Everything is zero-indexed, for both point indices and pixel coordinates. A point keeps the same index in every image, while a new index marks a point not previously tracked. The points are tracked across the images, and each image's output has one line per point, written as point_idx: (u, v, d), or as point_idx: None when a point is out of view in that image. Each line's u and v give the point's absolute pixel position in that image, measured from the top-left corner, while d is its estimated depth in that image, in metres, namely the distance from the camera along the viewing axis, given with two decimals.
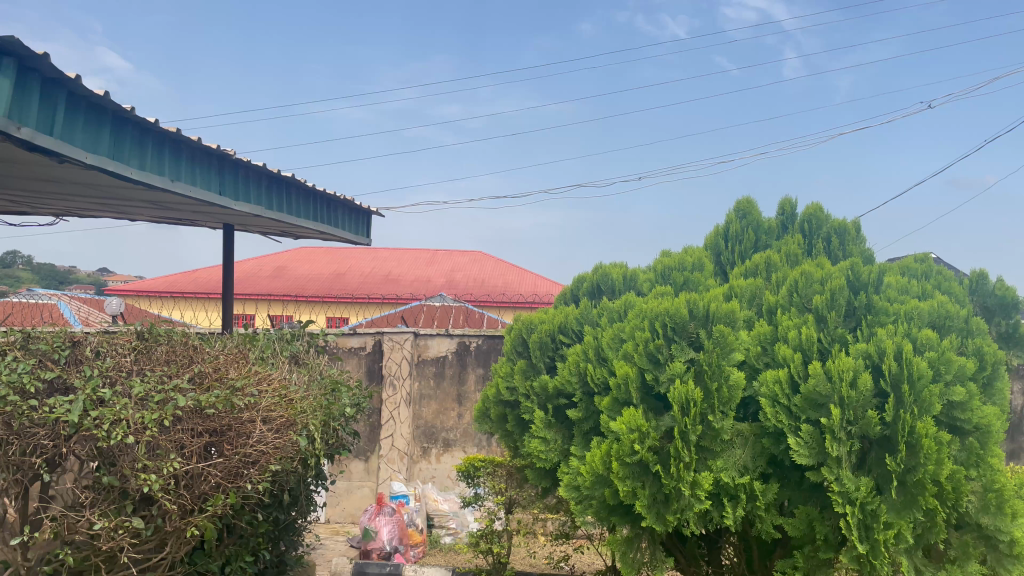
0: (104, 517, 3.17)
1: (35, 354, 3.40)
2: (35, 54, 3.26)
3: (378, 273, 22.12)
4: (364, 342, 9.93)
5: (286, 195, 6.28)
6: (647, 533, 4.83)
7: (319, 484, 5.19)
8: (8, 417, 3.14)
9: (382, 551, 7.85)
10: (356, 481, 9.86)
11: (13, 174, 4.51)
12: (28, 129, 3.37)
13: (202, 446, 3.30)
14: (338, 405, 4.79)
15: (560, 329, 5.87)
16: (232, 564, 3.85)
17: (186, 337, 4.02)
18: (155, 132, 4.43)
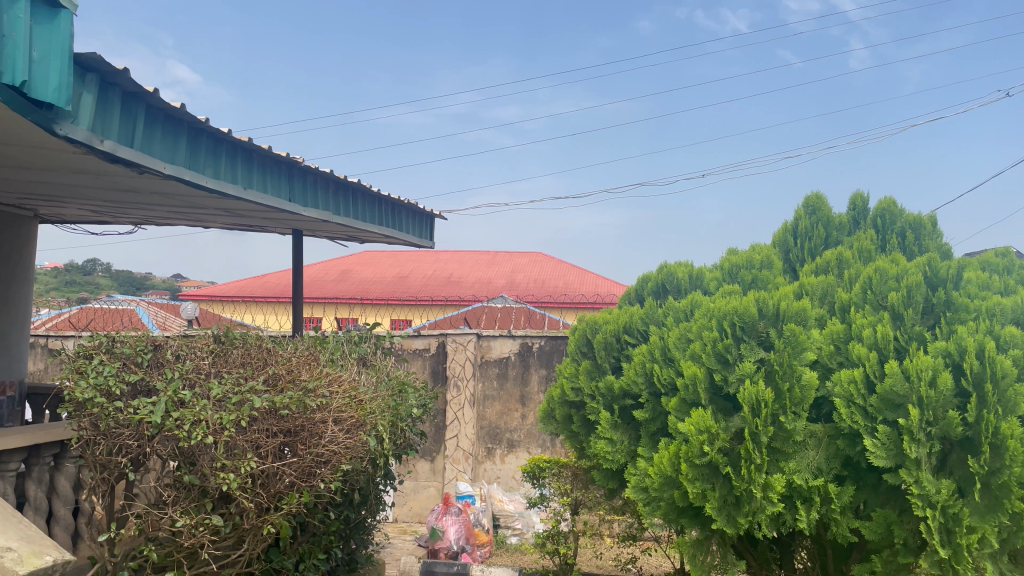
0: (185, 515, 3.28)
1: (120, 358, 3.55)
2: (117, 69, 3.40)
3: (440, 275, 22.34)
4: (428, 343, 10.03)
5: (353, 200, 6.40)
6: (717, 535, 4.77)
7: (388, 484, 5.27)
8: (95, 419, 3.34)
9: (449, 551, 7.93)
10: (422, 481, 9.97)
11: (95, 186, 4.71)
12: (111, 142, 3.52)
13: (277, 445, 3.38)
14: (406, 406, 4.86)
15: (625, 329, 5.82)
16: (306, 561, 3.94)
17: (261, 340, 4.17)
18: (228, 142, 4.57)
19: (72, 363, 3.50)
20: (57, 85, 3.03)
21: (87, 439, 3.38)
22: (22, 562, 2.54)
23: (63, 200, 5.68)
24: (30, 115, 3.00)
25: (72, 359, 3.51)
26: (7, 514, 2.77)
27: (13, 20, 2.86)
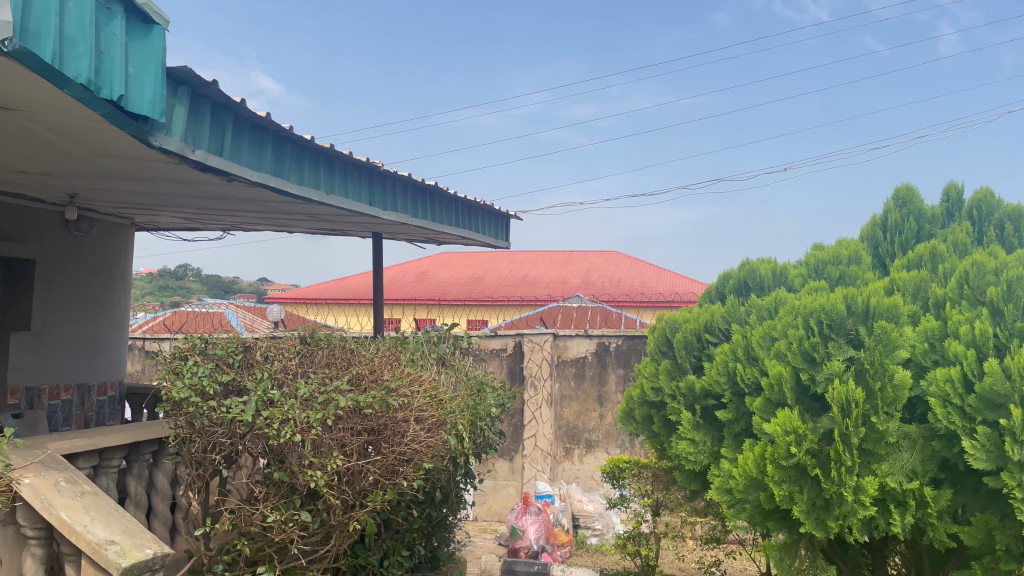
0: (276, 510, 3.38)
1: (213, 359, 3.71)
2: (207, 81, 3.54)
3: (516, 275, 22.43)
4: (505, 343, 10.07)
5: (430, 202, 6.49)
6: (806, 539, 4.64)
7: (468, 484, 5.31)
8: (191, 417, 3.49)
9: (530, 550, 7.94)
10: (501, 481, 10.01)
11: (187, 194, 4.91)
12: (202, 151, 3.67)
13: (362, 444, 3.45)
14: (485, 405, 4.89)
15: (706, 328, 5.72)
16: (390, 558, 4.02)
17: (345, 341, 4.29)
18: (311, 148, 4.71)
19: (168, 364, 3.67)
20: (151, 98, 3.18)
21: (183, 436, 3.54)
22: (125, 555, 2.68)
23: (157, 209, 5.96)
24: (127, 128, 3.15)
25: (169, 360, 3.68)
26: (111, 508, 2.92)
27: (112, 38, 3.00)
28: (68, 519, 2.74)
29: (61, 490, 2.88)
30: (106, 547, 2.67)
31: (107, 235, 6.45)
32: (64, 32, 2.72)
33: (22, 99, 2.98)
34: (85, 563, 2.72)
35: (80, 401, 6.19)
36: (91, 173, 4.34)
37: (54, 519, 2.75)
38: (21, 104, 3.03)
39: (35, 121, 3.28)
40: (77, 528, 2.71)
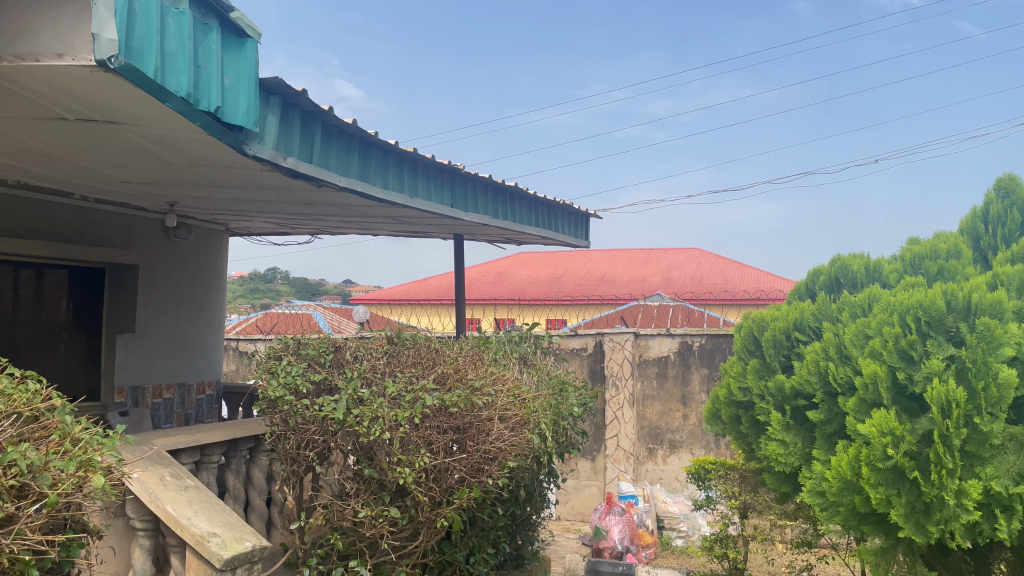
0: (367, 506, 3.48)
1: (306, 359, 3.85)
2: (297, 91, 3.66)
3: (595, 274, 22.33)
4: (586, 343, 10.04)
5: (510, 203, 6.53)
6: (904, 543, 4.47)
7: (552, 483, 5.33)
8: (285, 415, 3.64)
9: (614, 551, 7.89)
10: (584, 480, 10.00)
11: (278, 200, 5.10)
12: (293, 158, 3.80)
13: (447, 442, 3.50)
14: (568, 405, 4.89)
15: (795, 326, 5.55)
16: (476, 555, 4.06)
17: (430, 341, 4.37)
18: (396, 153, 4.81)
19: (264, 364, 3.82)
20: (245, 109, 3.32)
21: (279, 433, 3.69)
22: (226, 546, 2.80)
23: (250, 215, 6.19)
24: (224, 138, 3.30)
25: (265, 360, 3.84)
26: (212, 502, 3.05)
27: (209, 52, 3.13)
28: (173, 512, 2.88)
29: (167, 484, 3.03)
30: (209, 539, 2.79)
31: (204, 241, 6.75)
32: (165, 48, 2.86)
33: (126, 113, 3.15)
34: (190, 554, 2.85)
35: (181, 399, 6.50)
36: (189, 182, 4.55)
37: (160, 511, 2.89)
38: (125, 117, 3.20)
39: (138, 133, 3.45)
40: (182, 521, 2.84)
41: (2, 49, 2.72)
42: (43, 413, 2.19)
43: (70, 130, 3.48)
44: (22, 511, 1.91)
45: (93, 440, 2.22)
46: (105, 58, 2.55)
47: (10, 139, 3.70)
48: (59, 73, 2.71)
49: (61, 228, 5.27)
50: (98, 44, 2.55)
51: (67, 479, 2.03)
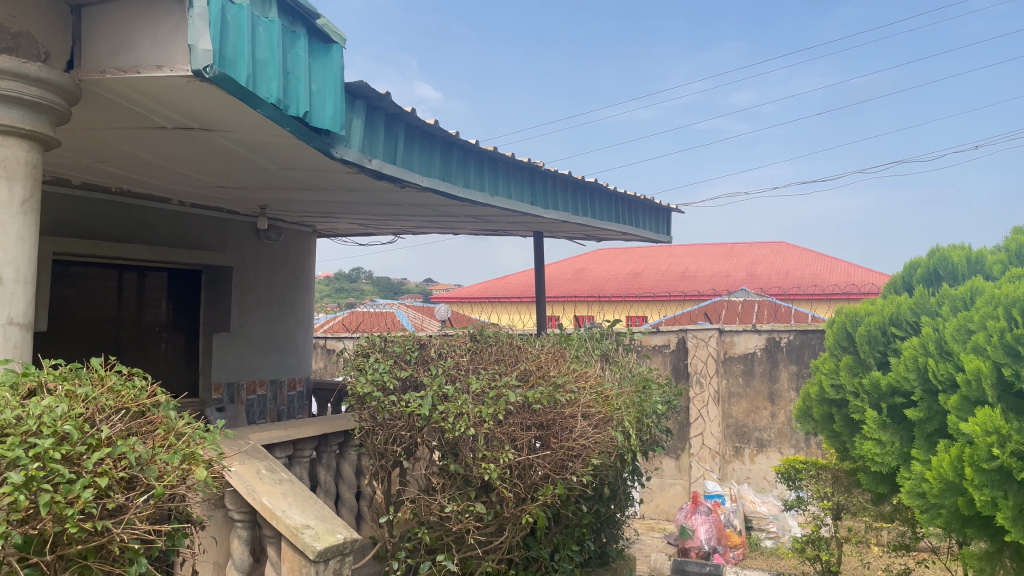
0: (453, 501, 3.53)
1: (392, 356, 3.93)
2: (380, 94, 3.73)
3: (676, 270, 22.02)
4: (668, 339, 9.92)
5: (590, 201, 6.50)
6: (1012, 548, 4.25)
7: (636, 481, 5.28)
8: (374, 411, 3.73)
9: (701, 551, 7.77)
10: (668, 479, 9.89)
11: (362, 201, 5.22)
12: (377, 160, 3.89)
13: (531, 438, 3.50)
14: (652, 402, 4.84)
15: (891, 321, 5.32)
16: (561, 552, 4.07)
17: (512, 338, 4.41)
18: (477, 152, 4.86)
19: (352, 361, 3.93)
20: (332, 113, 3.41)
21: (367, 428, 3.78)
22: (319, 538, 2.88)
23: (336, 216, 6.36)
24: (312, 142, 3.40)
25: (353, 357, 3.95)
26: (305, 495, 3.14)
27: (297, 59, 3.23)
28: (269, 504, 2.97)
29: (263, 477, 3.14)
30: (303, 531, 2.88)
31: (294, 242, 6.97)
32: (256, 57, 2.95)
33: (220, 121, 3.28)
34: (285, 545, 2.94)
35: (274, 396, 6.74)
36: (279, 185, 4.70)
37: (257, 504, 2.99)
38: (220, 124, 3.33)
39: (231, 139, 3.59)
40: (277, 513, 2.94)
41: (105, 62, 2.88)
42: (148, 407, 2.30)
43: (167, 138, 3.65)
44: (131, 501, 2.00)
45: (195, 434, 2.32)
46: (201, 68, 2.66)
47: (114, 148, 3.90)
48: (158, 84, 2.85)
49: (161, 232, 5.54)
50: (194, 55, 2.66)
51: (172, 471, 2.12)
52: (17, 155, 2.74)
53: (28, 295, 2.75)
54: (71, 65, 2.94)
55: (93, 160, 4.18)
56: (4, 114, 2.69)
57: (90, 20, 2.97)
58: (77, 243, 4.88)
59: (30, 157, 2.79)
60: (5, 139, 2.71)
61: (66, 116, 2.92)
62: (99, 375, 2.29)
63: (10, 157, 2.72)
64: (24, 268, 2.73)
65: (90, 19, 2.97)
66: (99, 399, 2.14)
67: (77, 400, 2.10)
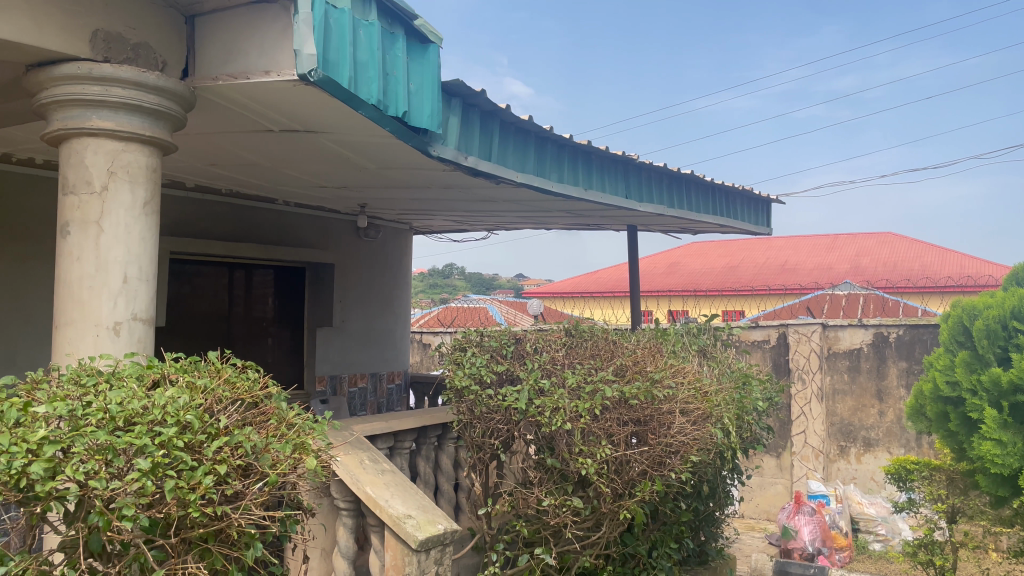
0: (551, 495, 3.54)
1: (489, 350, 4.00)
2: (476, 92, 3.78)
3: (775, 263, 21.38)
4: (768, 335, 9.66)
5: (687, 193, 6.38)
6: None
7: (736, 479, 5.17)
8: (471, 404, 3.79)
9: (804, 551, 7.54)
10: (769, 478, 9.64)
11: (458, 198, 5.30)
12: (473, 158, 3.94)
13: (628, 434, 3.47)
14: (753, 399, 4.72)
15: (1013, 314, 4.99)
16: (659, 549, 4.00)
17: (607, 334, 4.39)
18: (570, 146, 4.85)
19: (449, 356, 4.02)
20: (430, 112, 3.48)
21: (466, 421, 3.84)
22: (420, 528, 2.95)
23: (431, 213, 6.47)
24: (410, 141, 3.48)
25: (451, 352, 4.03)
26: (406, 486, 3.22)
27: (396, 59, 3.30)
28: (372, 494, 3.06)
29: (366, 467, 3.24)
30: (405, 520, 2.95)
31: (391, 240, 7.13)
32: (358, 59, 3.04)
33: (323, 122, 3.39)
34: (388, 534, 3.02)
35: (373, 388, 6.93)
36: (378, 184, 4.82)
37: (362, 493, 3.09)
38: (323, 126, 3.45)
39: (334, 140, 3.71)
40: (380, 502, 3.02)
41: (217, 69, 3.02)
42: (261, 399, 2.41)
43: (275, 140, 3.80)
44: (248, 488, 2.09)
45: (305, 424, 2.42)
46: (306, 72, 2.76)
47: (226, 152, 4.10)
48: (266, 88, 2.97)
49: (268, 232, 5.78)
50: (299, 59, 2.75)
51: (284, 460, 2.22)
52: (139, 159, 2.90)
53: (150, 291, 2.92)
54: (186, 73, 3.10)
55: (206, 163, 4.40)
56: (126, 121, 2.85)
57: (203, 29, 3.12)
58: (192, 242, 5.14)
59: (151, 161, 2.95)
60: (128, 145, 2.87)
61: (183, 122, 3.08)
62: (216, 368, 2.41)
63: (133, 161, 2.88)
64: (147, 266, 2.90)
65: (202, 28, 3.13)
66: (216, 390, 2.25)
67: (197, 392, 2.22)
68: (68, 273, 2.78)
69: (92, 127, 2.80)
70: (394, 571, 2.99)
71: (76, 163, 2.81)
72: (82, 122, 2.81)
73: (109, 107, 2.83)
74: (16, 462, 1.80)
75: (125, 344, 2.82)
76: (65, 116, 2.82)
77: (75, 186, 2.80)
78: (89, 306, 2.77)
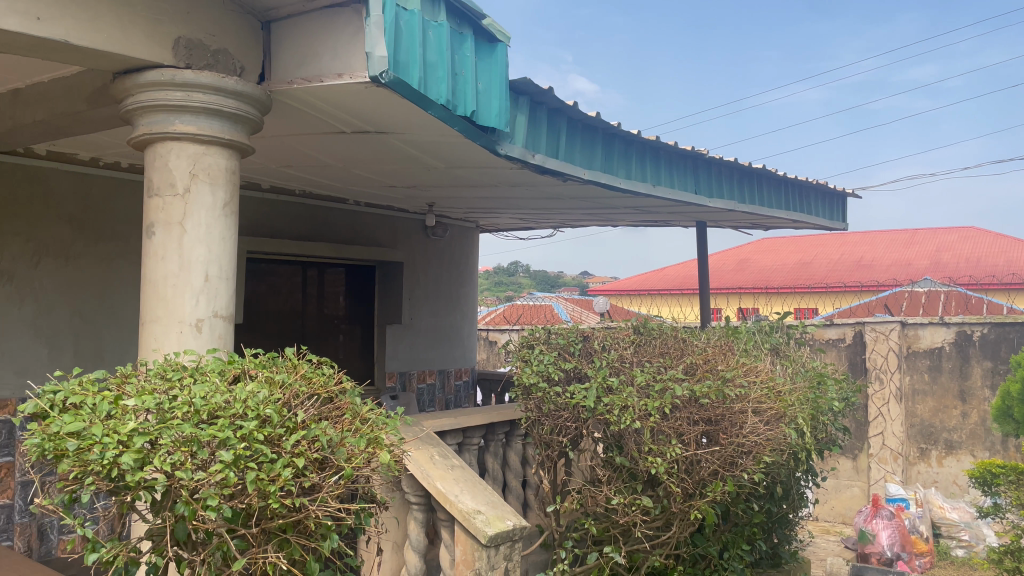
0: (620, 494, 3.53)
1: (556, 348, 3.99)
2: (543, 89, 3.78)
3: (850, 259, 20.76)
4: (843, 333, 9.38)
5: (758, 188, 6.25)
6: None
7: (811, 481, 5.05)
8: (539, 401, 3.80)
9: (882, 556, 7.30)
10: (845, 480, 9.38)
11: (525, 196, 5.31)
12: (540, 155, 3.95)
13: (699, 434, 3.43)
14: (828, 399, 4.60)
15: None
16: (731, 550, 3.94)
17: (676, 331, 4.34)
18: (638, 142, 4.81)
19: (517, 353, 4.03)
20: (498, 111, 3.50)
21: (534, 419, 3.85)
22: (490, 523, 2.98)
23: (498, 211, 6.51)
24: (479, 139, 3.51)
25: (519, 349, 4.04)
26: (475, 481, 3.25)
27: (464, 59, 3.33)
28: (442, 488, 3.10)
29: (436, 462, 3.28)
30: (475, 515, 2.98)
31: (458, 238, 7.19)
32: (427, 60, 3.08)
33: (395, 123, 3.44)
34: (457, 528, 3.05)
35: (441, 385, 7.01)
36: (446, 183, 4.87)
37: (432, 488, 3.13)
38: (394, 127, 3.50)
39: (404, 141, 3.77)
40: (450, 497, 3.06)
41: (292, 73, 3.10)
42: (336, 394, 2.45)
43: (347, 142, 3.87)
44: (324, 481, 2.14)
45: (378, 419, 2.46)
46: (378, 74, 2.80)
47: (300, 154, 4.20)
48: (339, 90, 3.04)
49: (339, 231, 5.90)
50: (371, 61, 2.80)
51: (359, 454, 2.25)
52: (219, 161, 2.99)
53: (230, 289, 3.02)
54: (263, 78, 3.19)
55: (281, 165, 4.52)
56: (206, 125, 2.95)
57: (278, 35, 3.21)
58: (267, 242, 5.29)
59: (230, 164, 3.04)
60: (209, 148, 2.97)
61: (260, 125, 3.17)
62: (293, 364, 2.48)
63: (213, 164, 2.97)
64: (227, 265, 3.00)
65: (277, 33, 3.22)
66: (294, 385, 2.31)
67: (276, 386, 2.28)
68: (153, 272, 2.90)
69: (175, 131, 2.91)
70: (463, 565, 3.02)
71: (161, 166, 2.93)
72: (165, 126, 2.91)
73: (191, 112, 2.93)
74: (108, 452, 1.90)
75: (207, 340, 2.93)
76: (150, 121, 2.93)
77: (159, 188, 2.92)
78: (173, 303, 2.88)
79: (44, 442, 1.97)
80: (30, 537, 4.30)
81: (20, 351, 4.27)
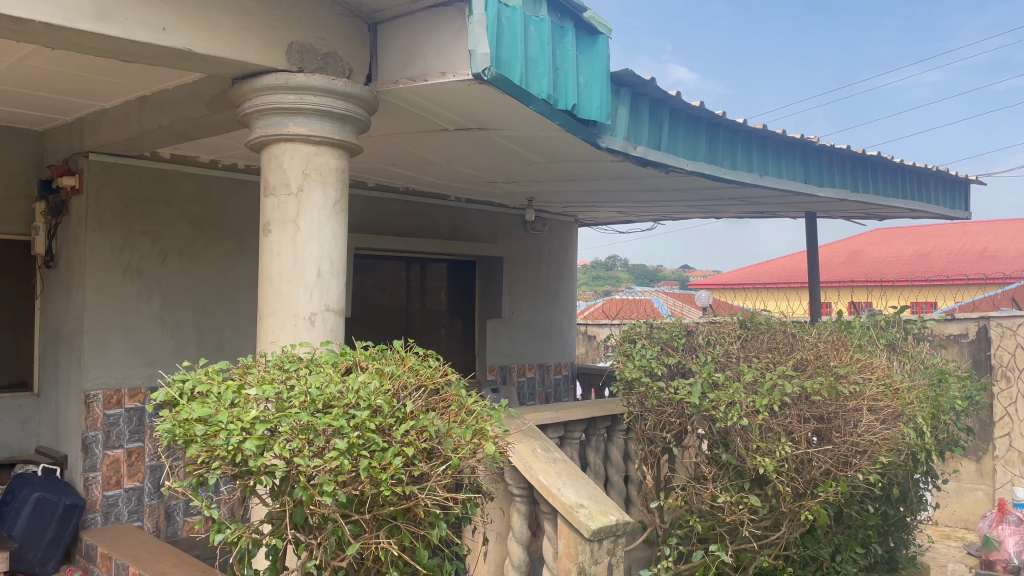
0: (727, 492, 3.46)
1: (659, 342, 3.94)
2: (646, 80, 3.74)
3: (973, 250, 19.56)
4: (965, 328, 8.87)
5: (873, 176, 5.97)
6: None
7: (931, 483, 4.80)
8: (642, 396, 3.76)
9: (1010, 564, 6.87)
10: (968, 484, 8.89)
11: (626, 189, 5.26)
12: (642, 147, 3.90)
13: (810, 432, 3.32)
14: (949, 397, 4.37)
15: None
16: (844, 553, 3.80)
17: (785, 326, 4.21)
18: (743, 131, 4.68)
19: (619, 347, 4.00)
20: (599, 104, 3.48)
21: (636, 414, 3.81)
22: (593, 517, 2.98)
23: (598, 205, 6.49)
24: (580, 133, 3.50)
25: (620, 344, 4.02)
26: (577, 475, 3.25)
27: (565, 53, 3.33)
28: (545, 482, 3.12)
29: (539, 454, 3.30)
30: (577, 509, 2.99)
31: (557, 233, 7.20)
32: (529, 55, 3.10)
33: (496, 119, 3.48)
34: (561, 522, 3.06)
35: (541, 378, 7.06)
36: (547, 177, 4.89)
37: (535, 480, 3.15)
38: (495, 123, 3.54)
39: (505, 137, 3.80)
40: (553, 490, 3.07)
41: (397, 73, 3.19)
42: (443, 385, 2.50)
43: (450, 139, 3.95)
44: (432, 470, 2.19)
45: (483, 411, 2.49)
46: (480, 71, 2.85)
47: (405, 152, 4.31)
48: (443, 88, 3.10)
49: (441, 228, 6.02)
50: (474, 59, 2.84)
51: (465, 444, 2.29)
52: (331, 161, 3.10)
53: (341, 284, 3.12)
54: (370, 79, 3.29)
55: (386, 163, 4.64)
56: (319, 126, 3.06)
57: (384, 36, 3.30)
58: (374, 238, 5.44)
59: (341, 163, 3.15)
60: (320, 148, 3.08)
61: (368, 124, 3.26)
62: (401, 356, 2.54)
63: (325, 163, 3.08)
64: (338, 260, 3.11)
65: (382, 34, 3.30)
66: (402, 376, 2.38)
67: (386, 378, 2.36)
68: (270, 268, 3.04)
69: (289, 133, 3.03)
70: (566, 559, 3.02)
71: (276, 167, 3.06)
72: (280, 128, 3.04)
73: (304, 114, 3.04)
74: (232, 438, 2.02)
75: (319, 333, 3.04)
76: (266, 124, 3.06)
77: (275, 188, 3.05)
78: (288, 298, 3.01)
79: (175, 428, 2.10)
80: (158, 518, 4.55)
81: (149, 344, 4.55)
